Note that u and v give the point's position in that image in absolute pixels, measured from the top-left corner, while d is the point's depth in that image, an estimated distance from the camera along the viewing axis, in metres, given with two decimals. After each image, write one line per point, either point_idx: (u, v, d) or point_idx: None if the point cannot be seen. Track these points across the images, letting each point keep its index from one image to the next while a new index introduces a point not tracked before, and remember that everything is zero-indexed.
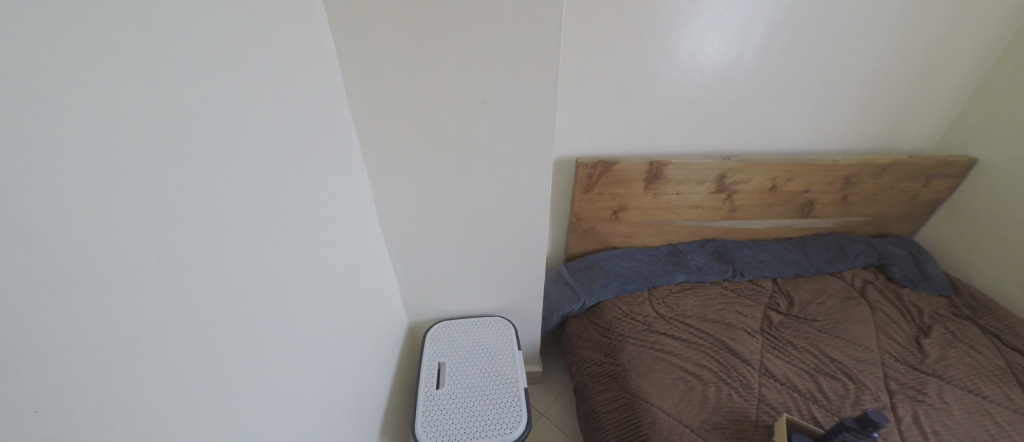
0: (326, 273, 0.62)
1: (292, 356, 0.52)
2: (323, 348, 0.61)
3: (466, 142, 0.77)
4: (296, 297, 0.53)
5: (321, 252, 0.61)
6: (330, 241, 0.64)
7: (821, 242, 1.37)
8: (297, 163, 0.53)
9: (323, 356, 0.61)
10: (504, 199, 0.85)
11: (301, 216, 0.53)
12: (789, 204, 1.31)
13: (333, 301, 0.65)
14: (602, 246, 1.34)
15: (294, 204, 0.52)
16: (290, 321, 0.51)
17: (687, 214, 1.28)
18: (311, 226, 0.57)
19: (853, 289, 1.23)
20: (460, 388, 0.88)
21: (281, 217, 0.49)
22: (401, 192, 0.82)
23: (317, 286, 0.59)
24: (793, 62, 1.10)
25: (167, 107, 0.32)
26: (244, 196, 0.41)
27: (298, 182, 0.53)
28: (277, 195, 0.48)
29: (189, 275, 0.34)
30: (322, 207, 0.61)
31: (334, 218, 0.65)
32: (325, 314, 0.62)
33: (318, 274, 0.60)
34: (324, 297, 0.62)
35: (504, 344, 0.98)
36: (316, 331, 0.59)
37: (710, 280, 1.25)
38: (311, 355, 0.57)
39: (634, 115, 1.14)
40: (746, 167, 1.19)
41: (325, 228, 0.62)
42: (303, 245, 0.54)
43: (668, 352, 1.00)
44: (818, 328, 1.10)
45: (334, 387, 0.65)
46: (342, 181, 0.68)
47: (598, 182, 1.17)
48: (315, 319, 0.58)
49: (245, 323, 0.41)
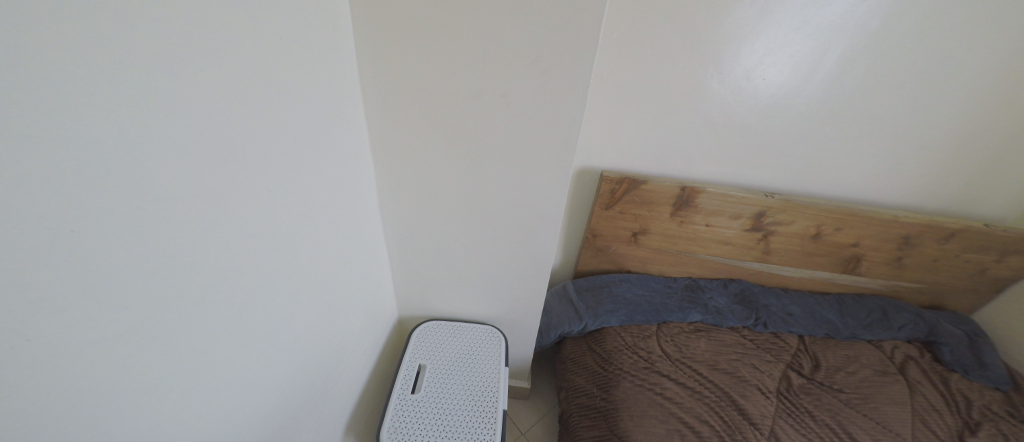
0: (317, 261, 0.57)
1: (260, 347, 0.46)
2: (301, 340, 0.56)
3: (481, 138, 0.70)
4: (276, 285, 0.47)
5: (314, 238, 0.55)
6: (327, 226, 0.59)
7: (862, 304, 1.22)
8: (296, 137, 0.47)
9: (299, 348, 0.56)
10: (513, 205, 0.79)
11: (293, 198, 0.48)
12: (834, 256, 1.16)
13: (319, 291, 0.59)
14: (616, 268, 1.25)
15: (287, 181, 0.46)
16: (262, 310, 0.46)
17: (714, 249, 1.17)
18: (305, 208, 0.51)
19: (891, 363, 1.09)
20: (435, 396, 0.82)
21: (269, 195, 0.43)
22: (406, 182, 0.77)
23: (303, 275, 0.54)
24: (865, 99, 0.97)
25: (108, 48, 0.27)
26: (215, 165, 0.36)
27: (295, 158, 0.47)
28: (268, 170, 0.43)
29: (111, 249, 0.28)
30: (321, 188, 0.55)
31: (332, 201, 0.60)
32: (309, 305, 0.57)
33: (307, 262, 0.54)
34: (310, 286, 0.56)
35: (491, 357, 0.92)
36: (295, 321, 0.54)
37: (728, 325, 1.14)
38: (283, 347, 0.52)
39: (672, 133, 1.03)
40: (790, 208, 1.07)
41: (322, 212, 0.57)
42: (293, 229, 0.49)
43: (668, 398, 0.91)
44: (843, 401, 0.98)
45: (307, 382, 0.61)
46: (345, 162, 0.63)
47: (621, 200, 1.08)
48: (296, 309, 0.53)
49: (195, 311, 0.36)
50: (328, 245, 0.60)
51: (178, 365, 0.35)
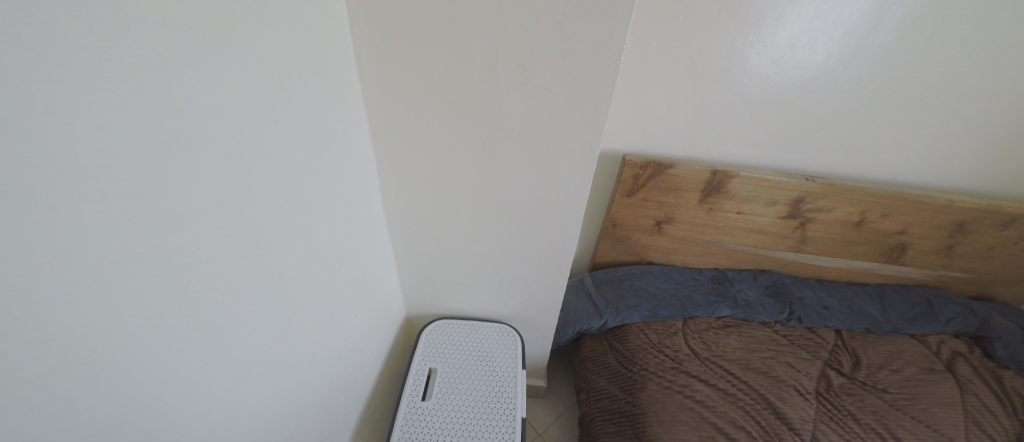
0: (316, 262, 0.50)
1: (246, 368, 0.39)
2: (301, 353, 0.49)
3: (497, 119, 0.61)
4: (263, 294, 0.40)
5: (311, 237, 0.48)
6: (326, 222, 0.51)
7: (904, 295, 1.13)
8: (280, 116, 0.39)
9: (299, 363, 0.49)
10: (531, 194, 0.70)
11: (281, 191, 0.41)
12: (877, 245, 1.07)
13: (320, 296, 0.52)
14: (637, 259, 1.16)
15: (270, 169, 0.38)
16: (246, 325, 0.38)
17: (745, 238, 1.08)
18: (297, 202, 0.43)
19: (938, 360, 1.01)
20: (448, 403, 0.76)
21: (246, 186, 0.35)
22: (411, 171, 0.69)
23: (299, 279, 0.46)
24: (929, 68, 0.85)
25: None
26: (166, 149, 0.27)
27: (278, 142, 0.39)
28: (242, 154, 0.34)
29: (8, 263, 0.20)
30: (316, 177, 0.47)
31: (332, 194, 0.52)
32: (309, 312, 0.50)
33: (304, 264, 0.47)
34: (310, 291, 0.49)
35: (507, 359, 0.85)
36: (291, 334, 0.46)
37: (760, 320, 1.06)
38: (277, 364, 0.45)
39: (704, 111, 0.93)
40: (833, 192, 0.97)
41: (320, 206, 0.49)
42: (282, 227, 0.41)
43: (700, 401, 0.83)
44: (889, 402, 0.91)
45: (311, 398, 0.54)
46: (343, 151, 0.55)
47: (644, 186, 0.99)
48: (293, 319, 0.46)
49: (148, 336, 0.28)
50: (327, 244, 0.53)
51: (129, 404, 0.28)
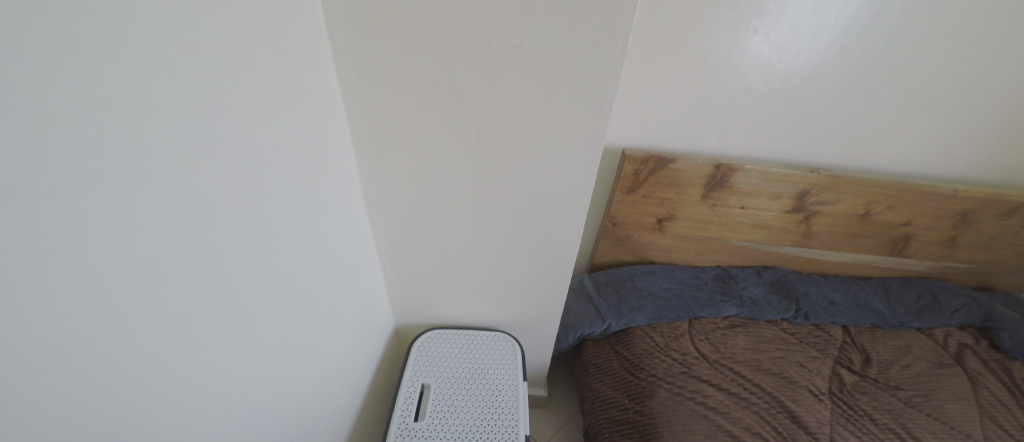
0: (284, 271, 0.43)
1: (189, 402, 0.32)
2: (269, 376, 0.42)
3: (489, 106, 0.55)
4: (211, 310, 0.33)
5: (278, 241, 0.41)
6: (297, 225, 0.44)
7: (908, 288, 1.11)
8: (227, 94, 0.32)
9: (265, 388, 0.42)
10: (529, 190, 0.64)
11: (239, 190, 0.34)
12: (881, 238, 1.04)
13: (291, 310, 0.45)
14: (638, 259, 1.12)
15: (217, 159, 0.31)
16: (187, 351, 0.31)
17: (748, 234, 1.04)
18: (256, 199, 0.37)
19: (946, 353, 0.98)
20: (443, 423, 0.69)
21: (178, 178, 0.28)
22: (398, 167, 0.62)
23: (263, 291, 0.39)
24: (937, 53, 0.82)
25: None
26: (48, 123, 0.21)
27: (227, 125, 0.32)
28: (168, 137, 0.27)
29: None
30: (284, 171, 0.41)
31: (303, 192, 0.45)
32: (278, 329, 0.43)
33: (267, 273, 0.40)
34: (278, 305, 0.42)
35: (506, 370, 0.78)
36: (254, 357, 0.39)
37: (767, 318, 1.02)
38: (236, 394, 0.37)
39: (705, 101, 0.89)
40: (838, 184, 0.94)
41: (290, 205, 0.42)
42: (235, 228, 0.34)
43: (713, 408, 0.78)
44: (903, 400, 0.87)
45: (281, 428, 0.47)
46: (314, 140, 0.48)
47: (645, 182, 0.95)
48: (255, 339, 0.39)
49: (35, 370, 0.22)
50: (301, 251, 0.46)
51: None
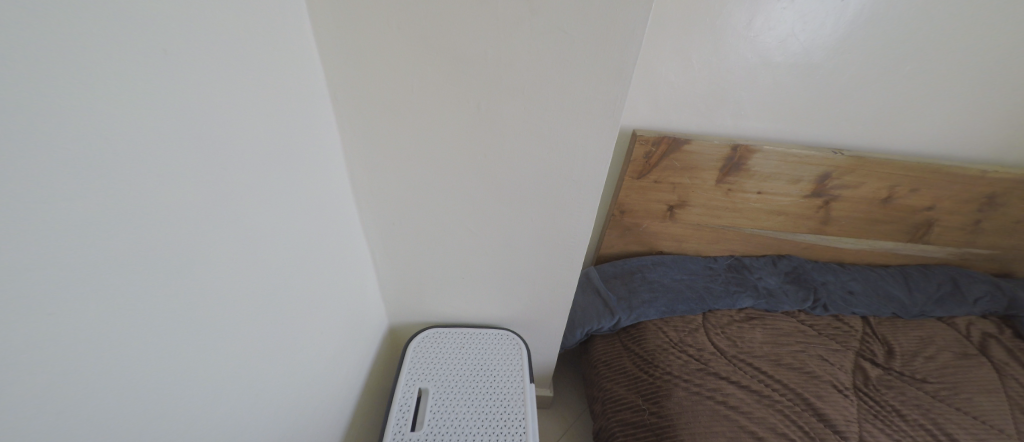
0: (242, 264, 0.35)
1: (96, 434, 0.24)
2: (222, 391, 0.34)
3: (491, 71, 0.48)
4: (116, 316, 0.24)
5: (228, 228, 0.33)
6: (261, 208, 0.37)
7: (927, 276, 1.06)
8: (138, 22, 0.24)
9: (215, 408, 0.34)
10: (536, 172, 0.57)
11: (181, 157, 0.27)
12: (902, 224, 1.00)
13: (255, 312, 0.38)
14: (647, 249, 1.06)
15: (113, 108, 0.23)
16: (91, 367, 0.23)
17: (763, 221, 0.99)
18: (190, 172, 0.28)
19: (970, 343, 0.93)
20: (443, 432, 0.62)
21: (62, 125, 0.20)
22: (388, 146, 0.55)
23: (207, 290, 0.31)
24: (974, 23, 0.76)
25: None
26: None
27: (128, 67, 0.24)
28: (23, 61, 0.19)
29: None
30: (235, 141, 0.33)
31: (266, 170, 0.37)
32: (235, 335, 0.35)
33: (214, 267, 0.32)
34: (233, 305, 0.35)
35: (511, 371, 0.72)
36: (195, 371, 0.31)
37: (784, 309, 0.97)
38: (169, 420, 0.29)
39: (721, 77, 0.82)
40: (861, 166, 0.89)
41: (247, 183, 0.35)
42: (156, 207, 0.26)
43: (734, 407, 0.73)
44: (931, 394, 0.82)
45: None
46: (287, 108, 0.41)
47: (656, 166, 0.89)
48: (197, 349, 0.31)
49: None
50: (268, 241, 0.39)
51: None
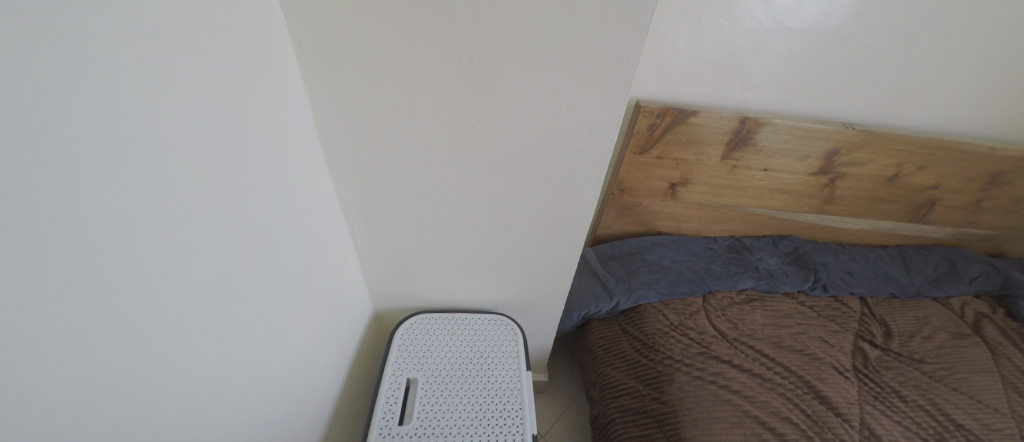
0: (176, 245, 0.28)
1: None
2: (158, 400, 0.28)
3: (483, 16, 0.41)
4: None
5: (148, 200, 0.26)
6: (201, 175, 0.30)
7: (925, 256, 1.05)
8: None
9: (152, 419, 0.28)
10: (537, 140, 0.51)
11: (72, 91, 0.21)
12: (905, 203, 0.99)
13: (204, 302, 0.31)
14: (646, 229, 1.01)
15: None
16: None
17: (767, 200, 0.96)
18: (67, 121, 0.21)
19: (963, 323, 0.93)
20: (433, 424, 0.58)
21: None
22: (365, 108, 0.48)
23: (115, 280, 0.24)
24: None
25: None
26: None
27: None
28: None
29: None
30: (147, 86, 0.25)
31: (202, 128, 0.30)
32: (175, 332, 0.29)
33: (127, 250, 0.25)
34: (167, 296, 0.28)
35: (506, 359, 0.67)
36: (112, 380, 0.25)
37: (784, 290, 0.94)
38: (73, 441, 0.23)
39: (733, 42, 0.75)
40: (871, 142, 0.86)
41: (175, 142, 0.27)
42: (5, 164, 0.18)
43: (736, 392, 0.70)
44: (929, 374, 0.81)
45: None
46: (232, 50, 0.33)
47: (660, 140, 0.83)
48: (111, 352, 0.24)
49: None
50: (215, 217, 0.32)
51: None
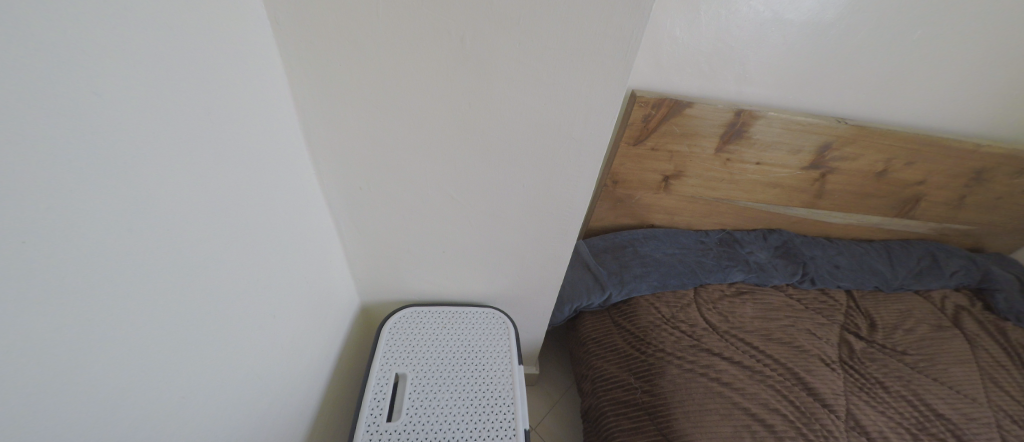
0: (125, 229, 0.25)
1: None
2: (109, 402, 0.25)
3: None
4: None
5: (81, 176, 0.22)
6: (152, 151, 0.27)
7: (909, 251, 1.07)
8: None
9: (104, 422, 0.25)
10: (531, 127, 0.49)
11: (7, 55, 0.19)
12: (891, 198, 1.00)
13: (160, 295, 0.28)
14: (638, 223, 1.01)
15: None
16: None
17: (758, 193, 0.96)
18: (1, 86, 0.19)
19: (943, 315, 0.95)
20: (422, 421, 0.56)
21: None
22: (351, 91, 0.45)
23: (42, 267, 0.21)
24: None
25: None
26: None
27: None
28: None
29: None
30: (71, 41, 0.21)
31: (156, 102, 0.27)
32: (125, 328, 0.26)
33: (57, 233, 0.21)
34: (113, 285, 0.25)
35: (498, 353, 0.66)
36: (55, 383, 0.22)
37: (773, 283, 0.95)
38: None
39: (730, 33, 0.74)
40: (862, 137, 0.87)
41: (115, 112, 0.24)
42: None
43: (727, 384, 0.70)
44: (912, 365, 0.82)
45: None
46: (201, 21, 0.30)
47: (655, 132, 0.82)
48: (60, 350, 0.22)
49: None
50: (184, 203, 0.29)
51: None
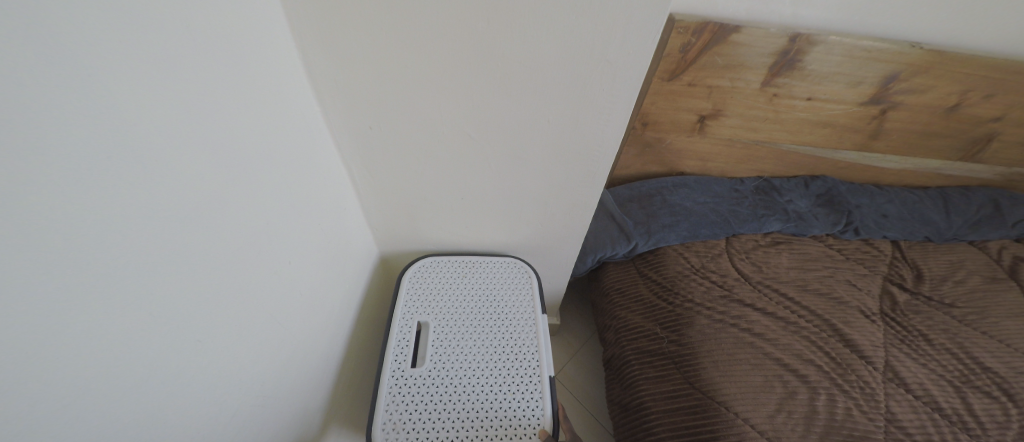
0: (135, 154, 0.22)
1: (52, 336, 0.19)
2: (158, 334, 0.25)
3: None
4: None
5: (54, 88, 0.18)
6: (139, 64, 0.22)
7: (967, 199, 0.98)
8: None
9: (153, 354, 0.25)
10: (561, 53, 0.42)
11: None
12: (957, 138, 0.89)
13: (188, 231, 0.27)
14: (668, 170, 0.94)
15: None
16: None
17: (804, 134, 0.87)
18: None
19: (999, 266, 0.87)
20: (447, 365, 0.56)
21: None
22: (352, 14, 0.38)
23: (35, 198, 0.18)
24: None
25: None
26: None
27: None
28: None
29: None
30: None
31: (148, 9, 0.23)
32: (146, 265, 0.24)
33: (72, 155, 0.19)
34: (133, 216, 0.23)
35: (521, 302, 0.64)
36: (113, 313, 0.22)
37: (812, 233, 0.89)
38: (67, 376, 0.20)
39: None
40: (937, 65, 0.75)
41: (77, 7, 0.19)
42: None
43: (759, 335, 0.67)
44: (960, 317, 0.77)
45: (231, 390, 0.33)
46: None
47: (693, 63, 0.73)
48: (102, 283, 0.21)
49: None
50: (193, 148, 0.26)
51: None
